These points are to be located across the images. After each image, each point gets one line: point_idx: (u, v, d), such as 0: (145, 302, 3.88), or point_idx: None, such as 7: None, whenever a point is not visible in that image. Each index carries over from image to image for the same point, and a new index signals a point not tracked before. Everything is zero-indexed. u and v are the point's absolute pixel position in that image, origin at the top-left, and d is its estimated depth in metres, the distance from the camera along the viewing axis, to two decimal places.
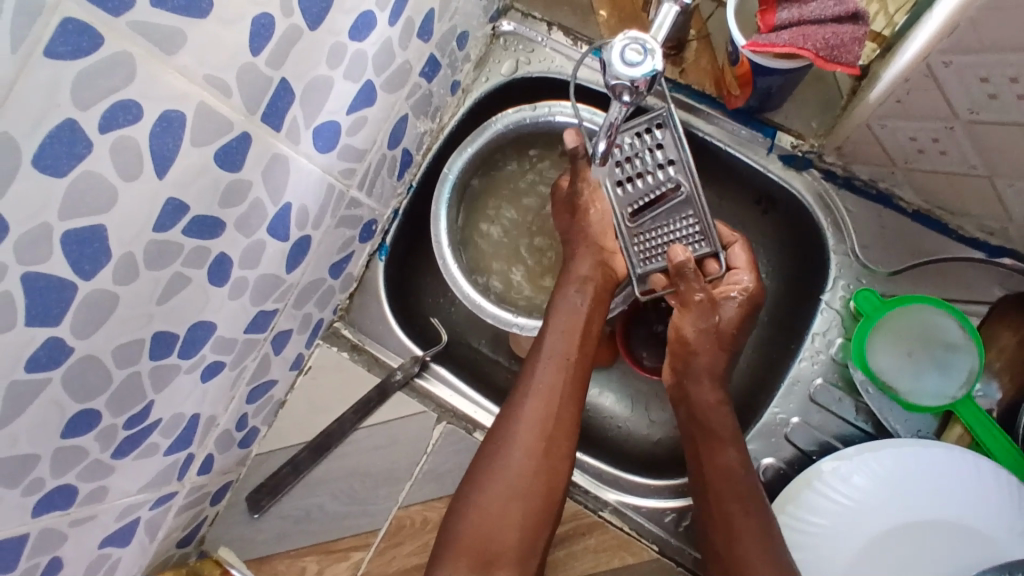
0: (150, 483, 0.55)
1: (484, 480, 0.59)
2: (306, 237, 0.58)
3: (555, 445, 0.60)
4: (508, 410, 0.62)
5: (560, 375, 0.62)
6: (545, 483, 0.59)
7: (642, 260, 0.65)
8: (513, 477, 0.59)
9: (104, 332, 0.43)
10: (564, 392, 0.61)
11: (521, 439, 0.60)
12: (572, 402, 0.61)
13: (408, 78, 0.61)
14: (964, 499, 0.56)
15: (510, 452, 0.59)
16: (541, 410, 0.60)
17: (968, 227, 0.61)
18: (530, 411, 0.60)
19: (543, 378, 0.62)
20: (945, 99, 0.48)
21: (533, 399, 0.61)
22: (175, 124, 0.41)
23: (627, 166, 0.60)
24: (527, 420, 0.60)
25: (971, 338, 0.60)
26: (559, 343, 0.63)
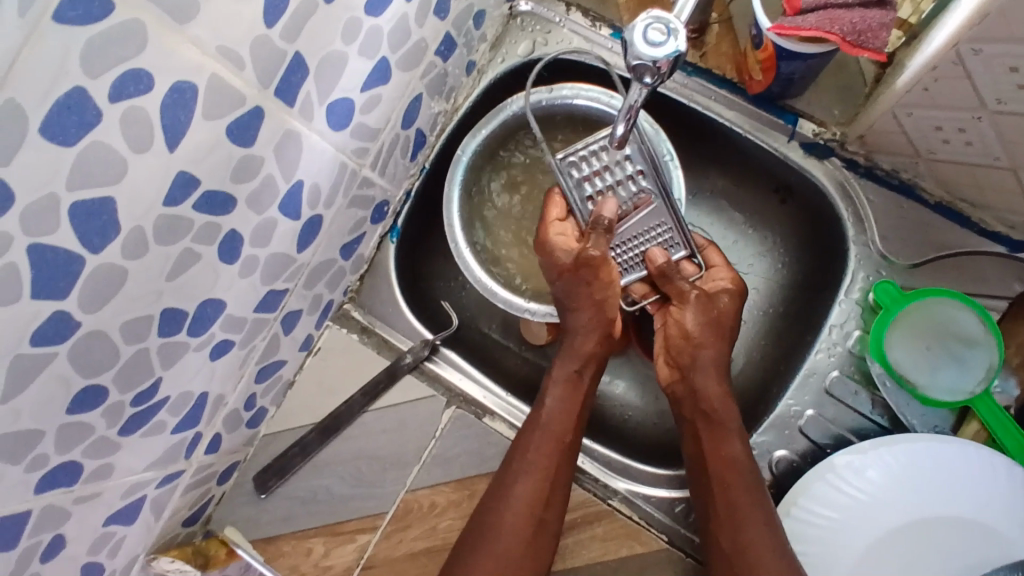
0: (156, 461, 0.55)
1: (478, 537, 0.56)
2: (318, 216, 0.57)
3: (545, 527, 0.57)
4: (499, 487, 0.59)
5: (557, 454, 0.59)
6: (530, 566, 0.56)
7: (619, 273, 0.66)
8: (508, 533, 0.56)
9: (112, 308, 0.43)
10: (566, 460, 0.60)
11: (519, 499, 0.57)
12: (565, 484, 0.59)
13: (424, 57, 0.60)
14: (980, 497, 0.55)
15: (499, 522, 0.57)
16: (539, 486, 0.58)
17: (989, 220, 0.60)
18: (527, 485, 0.58)
19: (539, 453, 0.59)
20: (973, 87, 0.47)
21: (529, 474, 0.58)
22: (187, 96, 0.40)
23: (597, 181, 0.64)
24: (522, 497, 0.57)
25: (991, 333, 0.58)
26: (556, 420, 0.61)
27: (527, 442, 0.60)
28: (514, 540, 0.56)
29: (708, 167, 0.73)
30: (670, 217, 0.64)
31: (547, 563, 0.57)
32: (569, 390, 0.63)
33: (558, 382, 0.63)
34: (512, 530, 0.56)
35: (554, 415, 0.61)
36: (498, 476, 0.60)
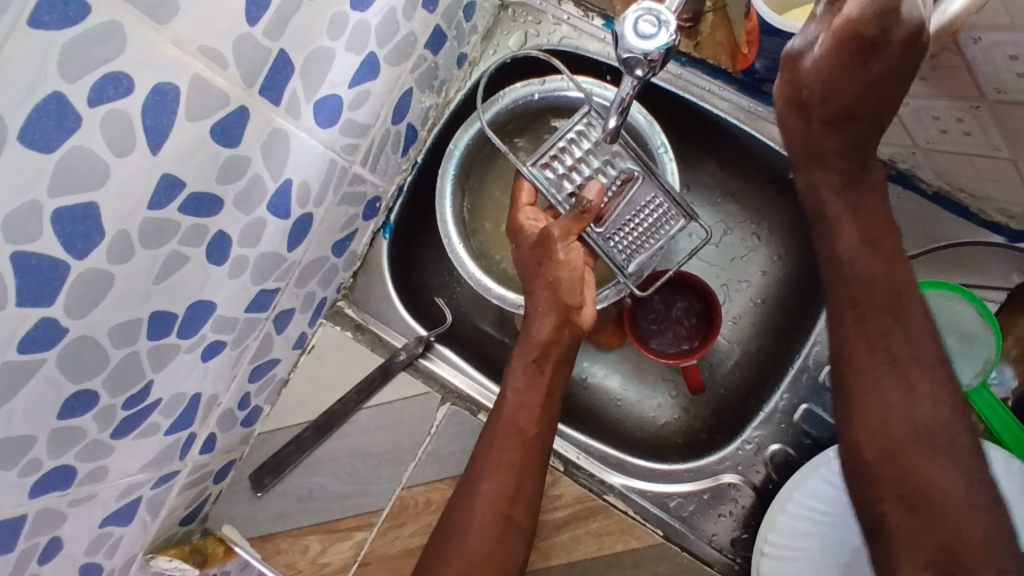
0: (151, 462, 0.55)
1: (446, 539, 0.56)
2: (308, 214, 0.57)
3: (512, 524, 0.56)
4: (464, 488, 0.58)
5: (518, 449, 0.57)
6: (499, 561, 0.55)
7: (626, 256, 0.64)
8: (472, 533, 0.55)
9: (99, 312, 0.42)
10: (524, 452, 0.57)
11: (480, 497, 0.56)
12: (530, 478, 0.57)
13: (414, 51, 0.59)
14: None
15: (467, 522, 0.56)
16: (499, 484, 0.56)
17: (989, 210, 0.59)
18: (487, 482, 0.56)
19: (498, 450, 0.57)
20: (973, 78, 0.46)
21: (489, 472, 0.57)
22: (169, 97, 0.39)
23: (575, 173, 0.63)
24: (485, 495, 0.56)
25: (989, 326, 0.57)
26: (518, 411, 0.59)
27: (488, 440, 0.58)
28: (479, 541, 0.55)
29: (702, 159, 0.72)
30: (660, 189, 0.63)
31: (519, 559, 0.56)
32: (532, 379, 0.61)
33: (519, 374, 0.61)
34: (476, 531, 0.55)
35: (515, 408, 0.59)
36: (466, 475, 0.59)
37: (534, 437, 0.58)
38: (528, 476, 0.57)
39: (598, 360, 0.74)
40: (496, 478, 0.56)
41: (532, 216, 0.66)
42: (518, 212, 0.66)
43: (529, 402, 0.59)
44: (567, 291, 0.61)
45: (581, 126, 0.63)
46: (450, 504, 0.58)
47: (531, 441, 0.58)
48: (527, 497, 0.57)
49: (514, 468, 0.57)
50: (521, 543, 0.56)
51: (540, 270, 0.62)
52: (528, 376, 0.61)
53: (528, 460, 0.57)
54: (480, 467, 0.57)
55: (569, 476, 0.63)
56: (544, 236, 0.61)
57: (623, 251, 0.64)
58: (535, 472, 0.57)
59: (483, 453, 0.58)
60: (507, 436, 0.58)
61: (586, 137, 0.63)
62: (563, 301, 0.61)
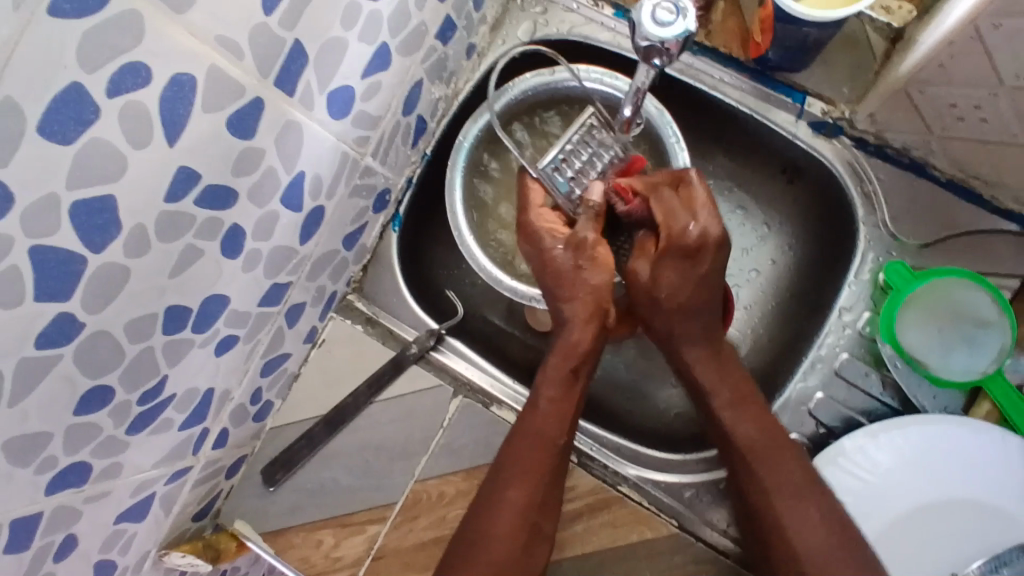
0: (165, 458, 0.55)
1: (473, 544, 0.55)
2: (320, 207, 0.56)
3: (538, 531, 0.57)
4: (491, 491, 0.58)
5: (551, 458, 0.58)
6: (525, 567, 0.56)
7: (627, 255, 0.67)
8: (500, 541, 0.55)
9: (115, 307, 0.42)
10: (556, 461, 0.58)
11: (510, 504, 0.56)
12: (557, 488, 0.58)
13: (424, 41, 0.58)
14: (994, 479, 0.55)
15: (497, 531, 0.55)
16: (531, 493, 0.57)
17: (1004, 199, 0.59)
18: (520, 490, 0.57)
19: (531, 458, 0.58)
20: (992, 65, 0.46)
21: (519, 480, 0.57)
22: (186, 88, 0.39)
23: (580, 174, 0.65)
24: (514, 502, 0.56)
25: (1004, 313, 0.58)
26: (551, 419, 0.59)
27: (520, 447, 0.58)
28: (507, 548, 0.55)
29: (712, 149, 0.72)
30: None
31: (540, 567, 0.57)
32: (565, 388, 0.61)
33: (553, 382, 0.61)
34: (505, 537, 0.55)
35: (548, 416, 0.59)
36: (489, 480, 0.58)
37: (563, 445, 0.59)
38: (556, 485, 0.59)
39: (608, 353, 0.74)
40: (529, 487, 0.57)
41: (547, 219, 0.65)
42: (531, 212, 0.65)
43: (561, 413, 0.60)
44: (604, 297, 0.62)
45: (588, 126, 0.64)
46: (472, 505, 0.58)
47: (561, 450, 0.59)
48: (553, 505, 0.58)
49: (544, 479, 0.57)
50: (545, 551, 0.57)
51: (573, 274, 0.62)
52: (562, 385, 0.61)
53: (557, 468, 0.59)
54: (513, 475, 0.57)
55: (583, 468, 0.63)
56: (580, 241, 0.62)
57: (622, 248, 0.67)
58: (560, 481, 0.59)
59: (516, 461, 0.58)
60: (541, 445, 0.58)
61: (586, 138, 0.64)
62: (601, 306, 0.62)
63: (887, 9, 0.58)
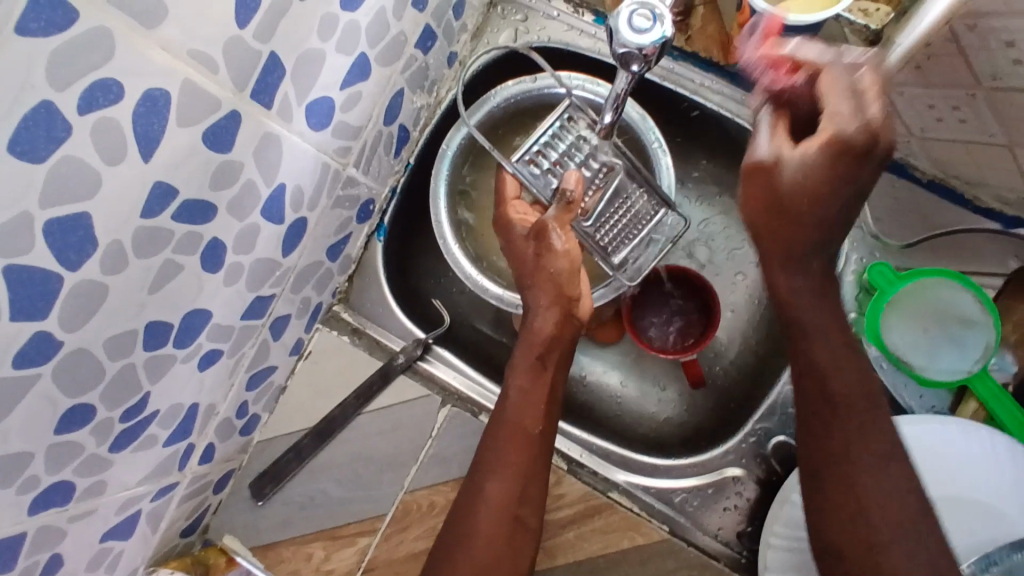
0: (149, 475, 0.54)
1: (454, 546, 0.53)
2: (302, 219, 0.55)
3: (521, 526, 0.55)
4: (469, 491, 0.56)
5: (526, 449, 0.56)
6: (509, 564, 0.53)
7: (614, 249, 0.64)
8: (479, 540, 0.53)
9: (94, 324, 0.41)
10: (534, 453, 0.57)
11: (488, 499, 0.55)
12: (538, 480, 0.56)
13: (404, 50, 0.57)
14: (983, 478, 0.55)
15: (475, 529, 0.53)
16: (509, 486, 0.55)
17: (985, 197, 0.59)
18: (496, 484, 0.55)
19: (504, 452, 0.56)
20: (968, 65, 0.46)
21: (496, 473, 0.55)
22: (160, 103, 0.39)
23: (558, 166, 0.63)
24: (492, 496, 0.55)
25: (987, 311, 0.57)
26: (524, 411, 0.58)
27: (493, 442, 0.57)
28: (487, 544, 0.53)
29: (695, 153, 0.72)
30: (640, 179, 0.64)
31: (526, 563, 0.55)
32: (534, 380, 0.59)
33: (523, 372, 0.60)
34: (484, 535, 0.53)
35: (521, 408, 0.58)
36: (467, 480, 0.57)
37: (539, 436, 0.57)
38: (537, 476, 0.56)
39: (597, 357, 0.74)
40: (506, 480, 0.55)
41: (520, 211, 0.64)
42: (506, 206, 0.64)
43: (535, 406, 0.58)
44: (568, 284, 0.61)
45: (564, 121, 0.63)
46: (451, 511, 0.56)
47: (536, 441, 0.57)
48: (534, 499, 0.56)
49: (521, 470, 0.56)
50: (529, 547, 0.55)
51: (539, 265, 0.61)
52: (535, 379, 0.59)
53: (536, 461, 0.57)
54: (489, 469, 0.55)
55: (572, 475, 0.63)
56: (541, 228, 0.60)
57: (610, 242, 0.64)
58: (542, 473, 0.57)
59: (489, 458, 0.56)
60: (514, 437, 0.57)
61: (568, 131, 0.64)
62: (565, 294, 0.61)
63: (864, 11, 0.60)
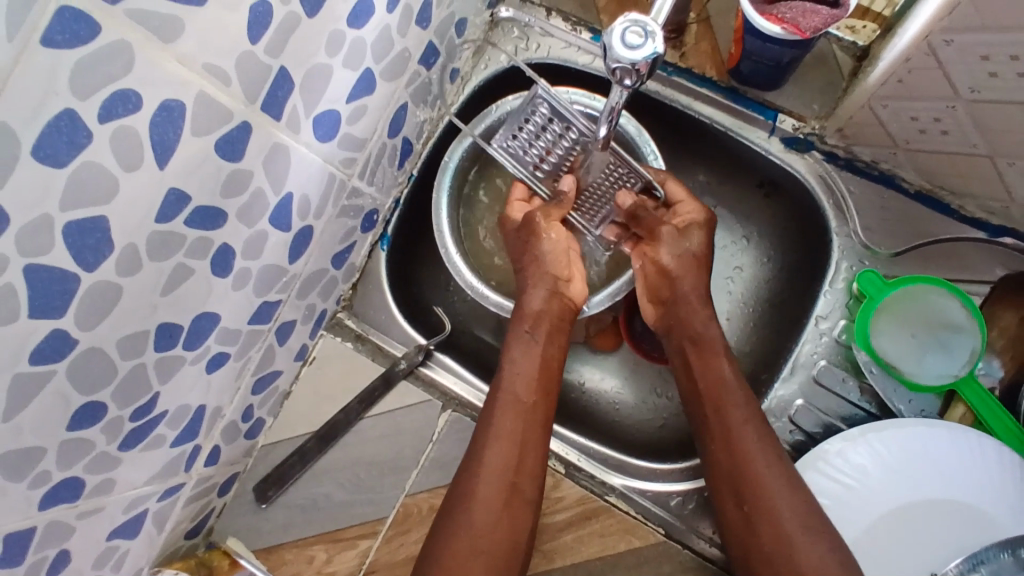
0: (157, 475, 0.55)
1: (456, 519, 0.55)
2: (308, 227, 0.57)
3: (519, 495, 0.56)
4: (469, 463, 0.58)
5: (520, 418, 0.59)
6: (508, 534, 0.55)
7: (597, 222, 0.70)
8: (478, 512, 0.54)
9: (107, 325, 0.43)
10: (529, 422, 0.59)
11: (487, 469, 0.56)
12: (535, 449, 0.58)
13: (409, 66, 0.60)
14: (974, 480, 0.56)
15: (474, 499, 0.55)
16: (505, 454, 0.57)
17: (970, 207, 0.61)
18: (495, 453, 0.57)
19: (499, 423, 0.58)
20: (947, 79, 0.48)
21: (494, 443, 0.57)
22: (175, 113, 0.41)
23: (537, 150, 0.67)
24: (490, 465, 0.56)
25: (975, 319, 0.58)
26: (519, 382, 0.61)
27: (489, 414, 0.59)
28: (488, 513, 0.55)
29: (690, 165, 0.74)
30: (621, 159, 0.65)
31: (526, 532, 0.56)
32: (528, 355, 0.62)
33: (516, 348, 0.63)
34: (482, 506, 0.55)
35: (513, 380, 0.61)
36: (466, 455, 0.59)
37: (534, 406, 0.60)
38: (533, 443, 0.58)
39: (596, 365, 0.75)
40: (502, 449, 0.57)
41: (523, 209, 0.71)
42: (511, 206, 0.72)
43: (528, 380, 0.61)
44: (555, 264, 0.66)
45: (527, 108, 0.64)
46: (452, 489, 0.58)
47: (531, 409, 0.59)
48: (533, 466, 0.57)
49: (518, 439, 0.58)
50: (527, 515, 0.56)
51: (531, 256, 0.67)
52: (527, 355, 0.62)
53: (533, 429, 0.59)
54: (485, 440, 0.58)
55: (570, 479, 0.64)
56: (529, 222, 0.66)
57: (598, 216, 0.70)
58: (539, 441, 0.59)
59: (486, 431, 0.58)
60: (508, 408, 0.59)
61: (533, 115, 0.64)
62: (552, 274, 0.66)
63: (851, 28, 0.62)
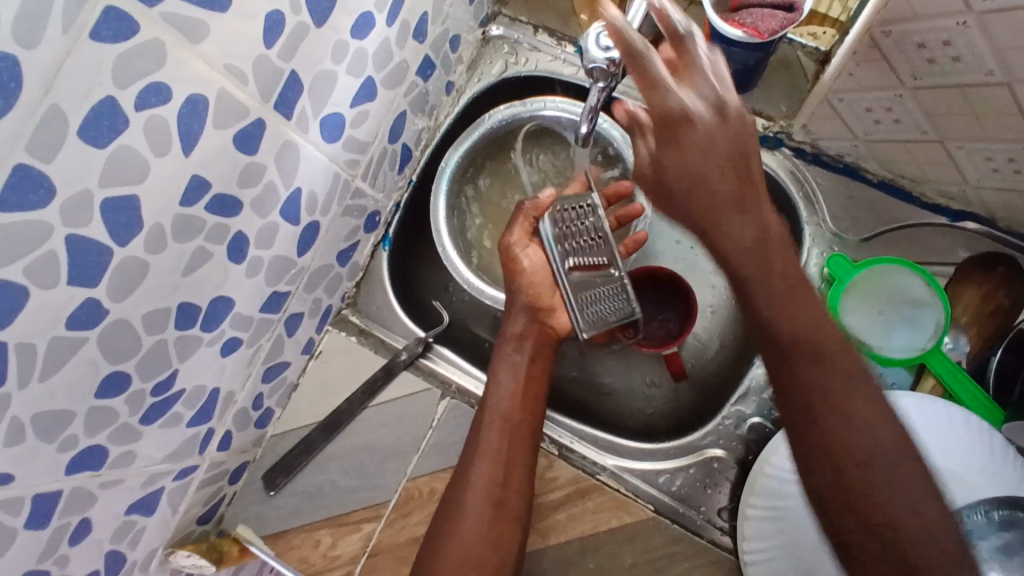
0: (173, 454, 0.59)
1: (446, 538, 0.59)
2: (315, 222, 0.62)
3: (506, 510, 0.59)
4: (458, 480, 0.61)
5: (505, 434, 0.62)
6: (497, 548, 0.58)
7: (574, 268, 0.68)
8: (467, 529, 0.58)
9: (134, 299, 0.48)
10: (513, 437, 0.62)
11: (474, 487, 0.60)
12: (519, 465, 0.61)
13: (406, 76, 0.65)
14: (944, 446, 0.59)
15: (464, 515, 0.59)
16: (490, 469, 0.60)
17: (930, 194, 0.65)
18: (481, 470, 0.61)
19: (487, 441, 0.62)
20: (893, 69, 0.53)
21: (481, 461, 0.61)
22: (200, 107, 0.46)
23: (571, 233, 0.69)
24: (477, 481, 0.60)
25: (936, 294, 0.63)
26: (503, 402, 0.64)
27: (478, 432, 0.63)
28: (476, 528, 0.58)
29: None
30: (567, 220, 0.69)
31: (516, 546, 0.59)
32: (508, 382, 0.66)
33: (503, 367, 0.66)
34: (470, 521, 0.59)
35: (499, 398, 0.64)
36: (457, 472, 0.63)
37: (519, 421, 0.63)
38: (519, 458, 0.62)
39: (590, 357, 0.79)
40: (488, 467, 0.60)
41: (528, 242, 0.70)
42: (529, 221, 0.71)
43: (512, 399, 0.64)
44: (535, 293, 0.69)
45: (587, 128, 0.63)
46: (443, 508, 0.61)
47: (515, 426, 0.63)
48: (518, 482, 0.61)
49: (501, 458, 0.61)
50: (517, 530, 0.59)
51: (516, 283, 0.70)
52: (512, 375, 0.66)
53: (520, 444, 0.62)
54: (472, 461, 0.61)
55: (563, 459, 0.68)
56: (507, 251, 0.70)
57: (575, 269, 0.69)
58: (524, 458, 0.62)
59: (474, 451, 0.62)
60: (495, 426, 0.63)
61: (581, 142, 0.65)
62: (532, 302, 0.69)
63: (813, 34, 0.69)
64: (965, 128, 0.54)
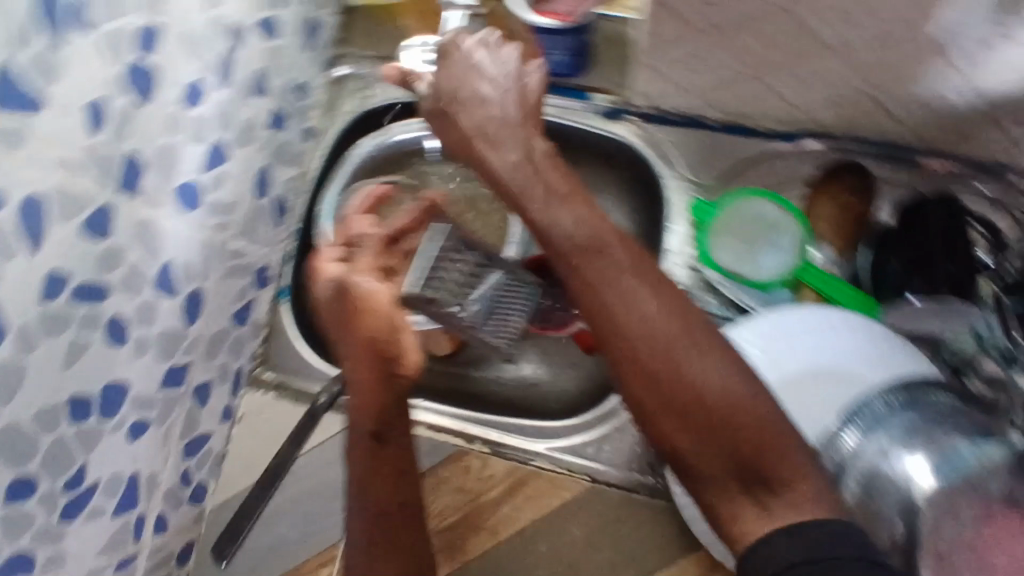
0: (106, 546, 0.58)
1: None
2: (198, 289, 0.62)
3: None
4: None
5: (391, 531, 0.54)
6: None
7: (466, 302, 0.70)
8: None
9: (18, 402, 0.48)
10: (398, 529, 0.54)
11: None
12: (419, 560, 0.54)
13: (257, 133, 0.65)
14: (830, 348, 0.63)
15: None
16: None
17: (768, 124, 0.68)
18: None
19: (371, 547, 0.53)
20: (692, 21, 0.57)
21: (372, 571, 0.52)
22: (39, 208, 0.45)
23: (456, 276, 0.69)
24: None
25: (790, 214, 0.67)
26: (376, 494, 0.55)
27: (356, 538, 0.54)
28: None
29: None
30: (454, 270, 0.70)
31: None
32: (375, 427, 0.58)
33: (360, 453, 0.56)
34: None
35: (371, 493, 0.55)
36: None
37: (403, 511, 0.55)
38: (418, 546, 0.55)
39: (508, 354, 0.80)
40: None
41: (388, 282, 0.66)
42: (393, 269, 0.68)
43: (387, 491, 0.55)
44: (382, 339, 0.60)
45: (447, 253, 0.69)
46: None
47: (401, 520, 0.54)
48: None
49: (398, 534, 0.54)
50: None
51: (354, 326, 0.61)
52: (378, 461, 0.56)
53: (409, 532, 0.54)
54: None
55: (497, 455, 0.70)
56: (344, 285, 0.62)
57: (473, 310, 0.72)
58: (417, 543, 0.54)
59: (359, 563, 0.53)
60: (376, 523, 0.54)
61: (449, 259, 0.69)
62: (378, 350, 0.60)
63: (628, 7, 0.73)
64: (771, 56, 0.59)
